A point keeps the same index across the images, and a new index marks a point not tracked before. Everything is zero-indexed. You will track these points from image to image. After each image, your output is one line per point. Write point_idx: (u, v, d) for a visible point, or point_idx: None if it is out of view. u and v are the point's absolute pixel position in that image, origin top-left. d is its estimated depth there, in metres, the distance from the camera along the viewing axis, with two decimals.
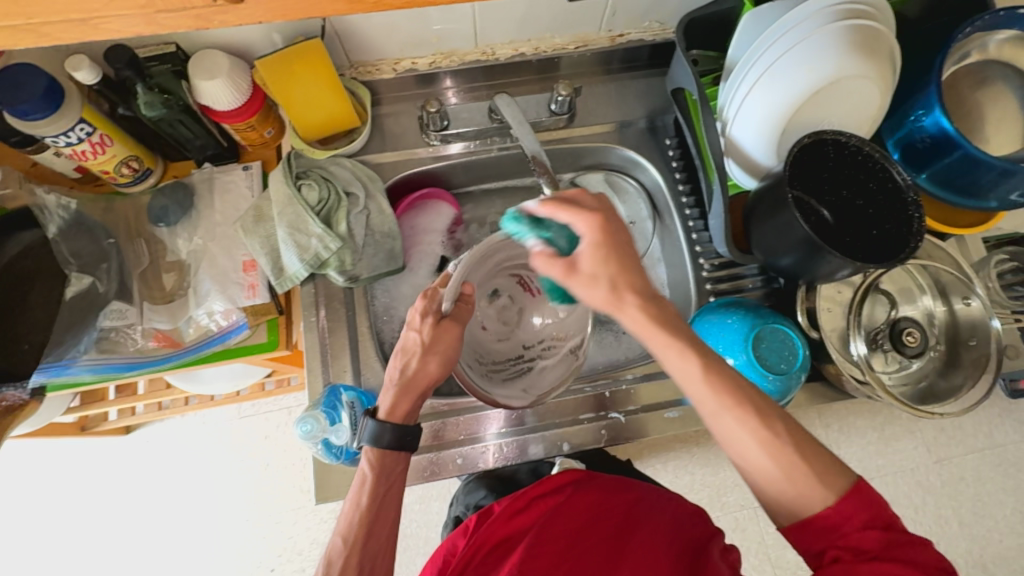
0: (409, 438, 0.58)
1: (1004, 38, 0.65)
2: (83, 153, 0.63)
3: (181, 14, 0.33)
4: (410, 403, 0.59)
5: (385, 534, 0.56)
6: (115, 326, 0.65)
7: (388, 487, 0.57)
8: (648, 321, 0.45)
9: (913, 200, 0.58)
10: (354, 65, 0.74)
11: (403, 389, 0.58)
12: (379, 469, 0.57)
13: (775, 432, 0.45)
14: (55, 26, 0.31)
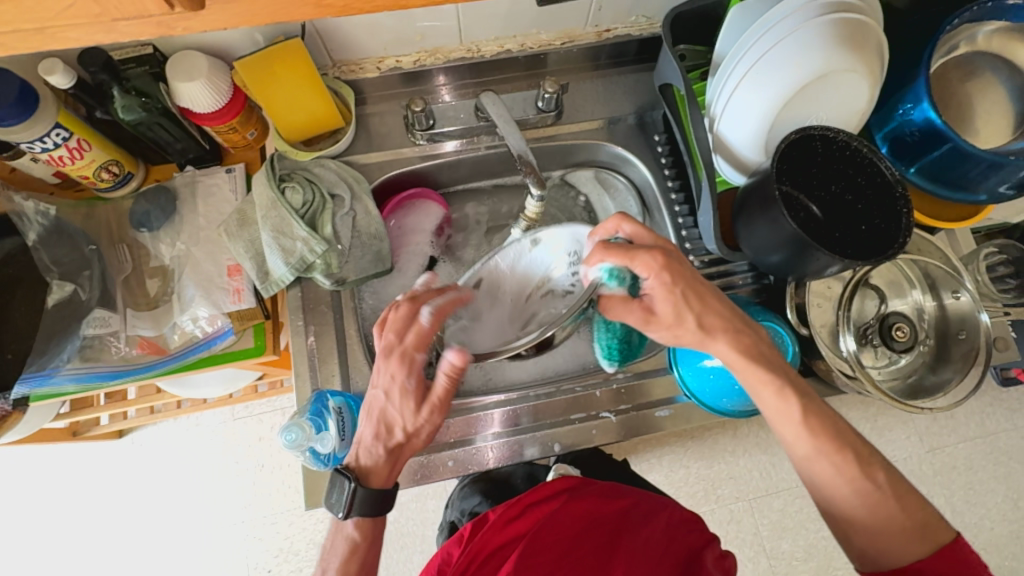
0: (387, 501, 0.57)
1: (992, 30, 0.65)
2: (61, 158, 0.61)
3: (141, 22, 0.32)
4: (386, 469, 0.56)
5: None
6: (98, 334, 0.64)
7: (372, 554, 0.57)
8: (740, 353, 0.55)
9: (902, 195, 0.57)
10: (337, 64, 0.73)
11: (391, 456, 0.57)
12: (365, 532, 0.56)
13: (876, 480, 0.51)
14: (10, 36, 0.31)
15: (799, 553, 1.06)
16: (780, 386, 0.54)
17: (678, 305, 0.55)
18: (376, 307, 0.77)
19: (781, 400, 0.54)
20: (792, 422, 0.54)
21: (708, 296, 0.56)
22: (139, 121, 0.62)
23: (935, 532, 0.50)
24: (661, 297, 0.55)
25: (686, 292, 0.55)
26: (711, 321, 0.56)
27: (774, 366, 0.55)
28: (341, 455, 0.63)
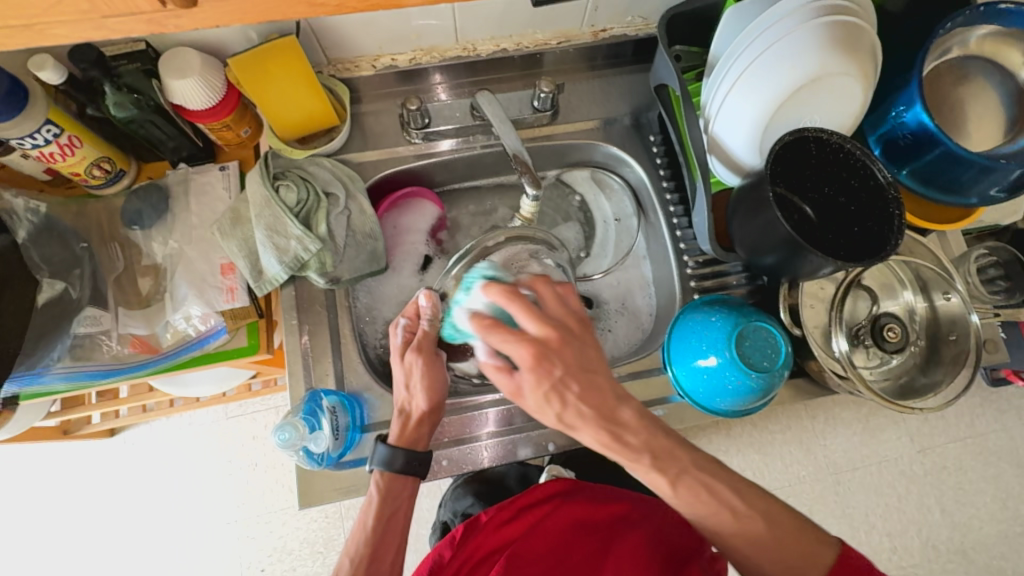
0: (417, 464, 0.61)
1: (985, 34, 0.65)
2: (51, 155, 0.61)
3: (132, 19, 0.31)
4: (409, 430, 0.61)
5: (390, 557, 0.58)
6: (90, 333, 0.63)
7: (394, 511, 0.59)
8: (603, 447, 0.52)
9: (894, 198, 0.57)
10: (333, 62, 0.73)
11: (414, 420, 0.62)
12: (389, 489, 0.60)
13: (749, 505, 0.52)
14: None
15: None
16: (652, 458, 0.52)
17: (550, 396, 0.49)
18: (370, 305, 0.77)
19: (650, 479, 0.53)
20: (663, 485, 0.52)
21: (585, 384, 0.50)
22: (131, 118, 0.63)
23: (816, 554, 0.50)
24: (528, 393, 0.49)
25: (551, 391, 0.49)
26: (576, 415, 0.50)
27: (652, 437, 0.52)
28: (334, 454, 0.63)
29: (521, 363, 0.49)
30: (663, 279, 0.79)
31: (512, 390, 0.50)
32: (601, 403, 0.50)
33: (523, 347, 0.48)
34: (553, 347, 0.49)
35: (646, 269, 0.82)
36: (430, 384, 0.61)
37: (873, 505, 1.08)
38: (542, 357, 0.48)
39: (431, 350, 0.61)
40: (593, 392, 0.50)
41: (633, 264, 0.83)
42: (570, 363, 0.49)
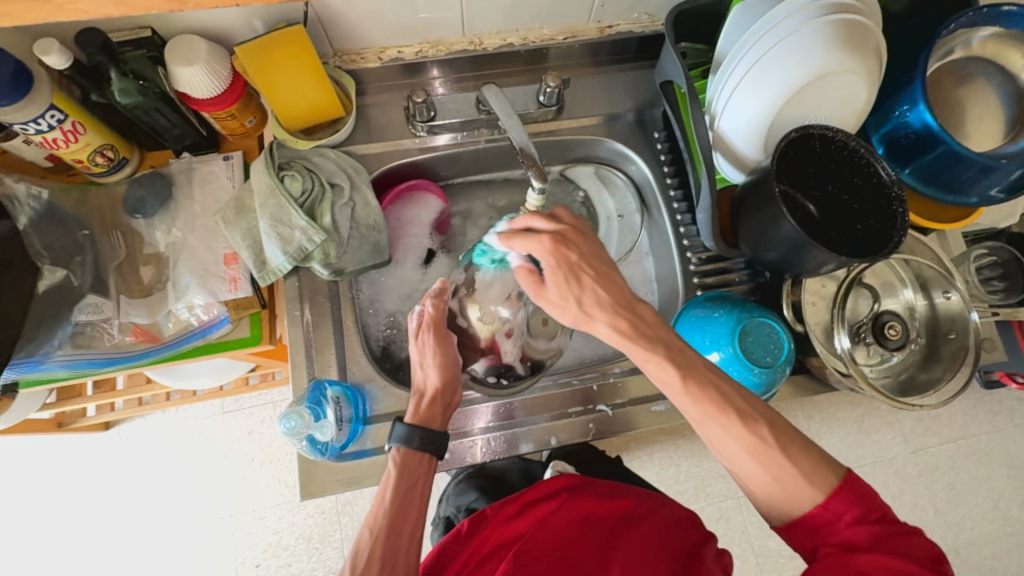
0: (433, 444, 0.61)
1: (987, 35, 0.66)
2: (55, 141, 0.60)
3: None
4: (426, 409, 0.63)
5: (408, 531, 0.56)
6: (91, 320, 0.63)
7: (411, 485, 0.59)
8: (618, 335, 0.54)
9: (897, 195, 0.57)
10: (338, 53, 0.73)
11: (430, 399, 0.63)
12: (406, 465, 0.60)
13: (761, 439, 0.50)
14: (18, 6, 0.31)
15: (787, 550, 1.08)
16: (666, 350, 0.53)
17: (565, 282, 0.53)
18: (373, 298, 0.77)
19: (659, 372, 0.53)
20: (675, 383, 0.53)
21: (599, 271, 0.54)
22: (136, 105, 0.62)
23: (822, 479, 0.49)
24: (549, 278, 0.53)
25: (570, 275, 0.53)
26: (594, 300, 0.54)
27: (664, 331, 0.54)
28: (338, 445, 0.64)
29: (539, 254, 0.53)
30: (666, 275, 0.79)
31: (552, 303, 0.55)
32: (610, 283, 0.54)
33: (545, 236, 0.53)
34: (573, 235, 0.54)
35: (649, 265, 0.83)
36: (442, 361, 0.63)
37: None
38: (560, 243, 0.53)
39: (442, 331, 0.64)
40: (611, 282, 0.54)
41: (636, 260, 0.83)
42: (585, 250, 0.54)
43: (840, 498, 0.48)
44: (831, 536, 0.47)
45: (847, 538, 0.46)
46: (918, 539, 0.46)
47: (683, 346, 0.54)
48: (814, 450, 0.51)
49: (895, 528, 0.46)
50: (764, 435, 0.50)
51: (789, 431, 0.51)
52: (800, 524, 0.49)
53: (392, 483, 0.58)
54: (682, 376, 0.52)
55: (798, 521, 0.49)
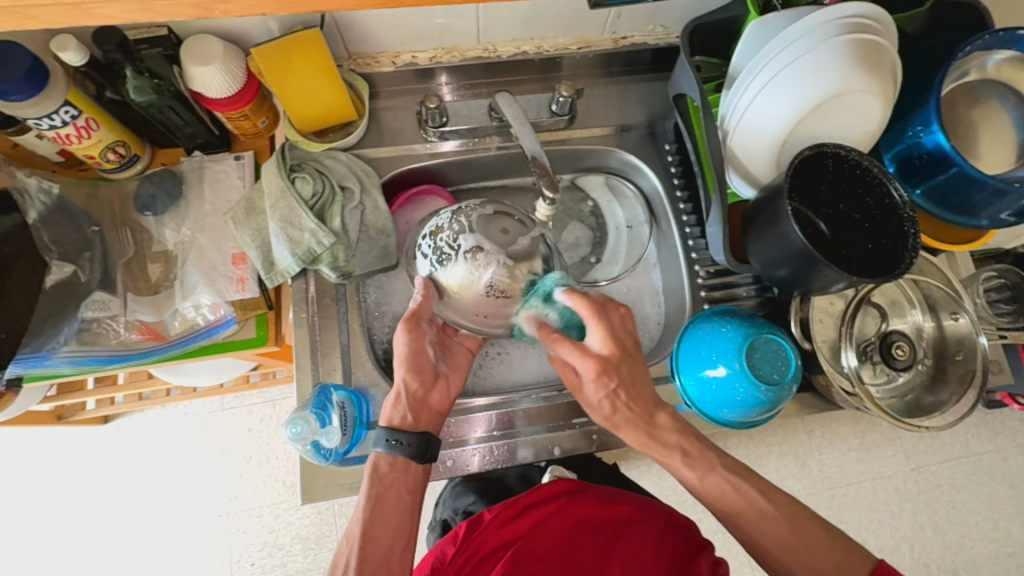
0: (416, 446, 0.59)
1: (1003, 58, 0.65)
2: (67, 136, 0.60)
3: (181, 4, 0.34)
4: (394, 408, 0.60)
5: (387, 539, 0.56)
6: (97, 317, 0.63)
7: (382, 490, 0.57)
8: (642, 445, 0.60)
9: (909, 217, 0.58)
10: (353, 56, 0.73)
11: (399, 399, 0.60)
12: (378, 472, 0.58)
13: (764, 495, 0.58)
14: (43, 10, 0.32)
15: None
16: (682, 455, 0.60)
17: (608, 396, 0.58)
18: (380, 301, 0.76)
19: (680, 471, 0.60)
20: (693, 478, 0.60)
21: (637, 393, 0.59)
22: (150, 103, 0.62)
23: (853, 566, 0.53)
24: (590, 394, 0.58)
25: (611, 398, 0.58)
26: (624, 419, 0.59)
27: (685, 438, 0.60)
28: (342, 450, 0.63)
29: (583, 374, 0.57)
30: (673, 288, 0.79)
31: (585, 403, 0.60)
32: (639, 396, 0.59)
33: (591, 362, 0.56)
34: (618, 365, 0.57)
35: (655, 276, 0.82)
36: (411, 357, 0.60)
37: (866, 522, 1.09)
38: (605, 369, 0.57)
39: (416, 322, 0.60)
40: (638, 397, 0.59)
41: (643, 271, 0.82)
42: (626, 375, 0.58)
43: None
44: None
45: None
46: None
47: (703, 448, 0.60)
48: (846, 542, 0.55)
49: None
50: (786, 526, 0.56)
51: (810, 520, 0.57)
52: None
53: (368, 489, 0.57)
54: (697, 448, 0.60)
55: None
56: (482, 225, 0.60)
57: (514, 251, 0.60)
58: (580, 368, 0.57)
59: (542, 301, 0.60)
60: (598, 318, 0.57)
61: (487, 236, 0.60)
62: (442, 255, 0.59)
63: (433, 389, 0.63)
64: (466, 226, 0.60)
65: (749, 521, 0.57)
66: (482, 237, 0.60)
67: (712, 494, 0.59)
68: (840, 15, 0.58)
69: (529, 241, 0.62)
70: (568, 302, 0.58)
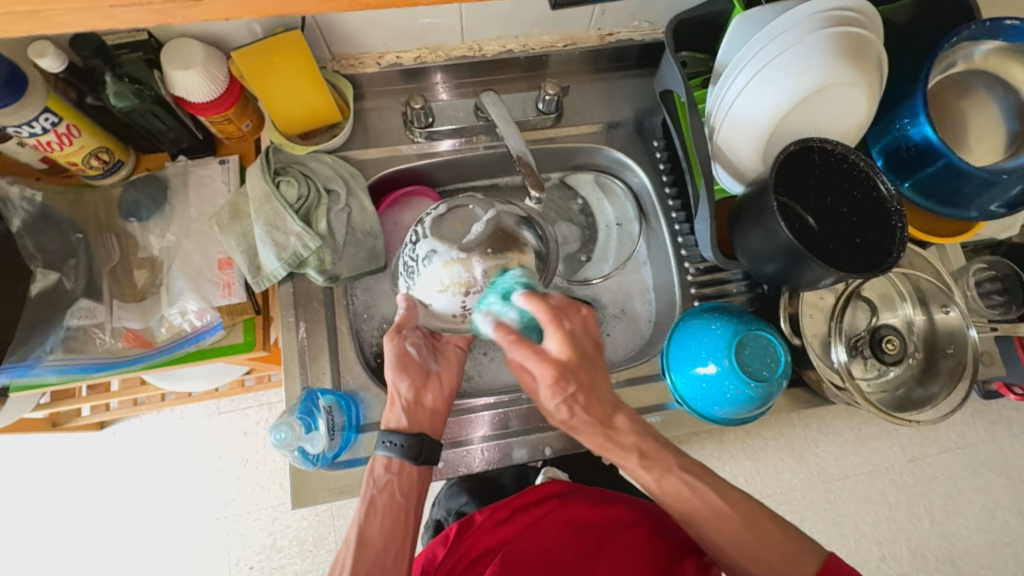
0: (414, 448, 0.59)
1: (990, 48, 0.65)
2: (49, 144, 0.60)
3: (143, 9, 0.34)
4: (391, 411, 0.60)
5: (381, 539, 0.56)
6: (84, 325, 0.62)
7: (382, 495, 0.57)
8: (597, 449, 0.58)
9: (896, 210, 0.57)
10: (337, 57, 0.72)
11: (395, 402, 0.60)
12: (378, 475, 0.58)
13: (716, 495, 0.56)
14: (3, 19, 0.32)
15: None
16: (640, 456, 0.57)
17: (566, 403, 0.54)
18: (368, 303, 0.75)
19: (637, 473, 0.58)
20: (649, 481, 0.58)
21: (595, 395, 0.55)
22: (131, 109, 0.62)
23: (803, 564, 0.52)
24: (544, 397, 0.55)
25: (564, 401, 0.54)
26: (581, 423, 0.57)
27: (643, 440, 0.58)
28: (330, 455, 0.63)
29: (540, 380, 0.53)
30: (663, 285, 0.79)
31: (544, 405, 0.56)
32: (597, 400, 0.56)
33: (549, 370, 0.52)
34: (575, 372, 0.53)
35: (645, 273, 0.82)
36: (404, 363, 0.60)
37: (864, 514, 1.09)
38: (562, 377, 0.52)
39: (403, 329, 0.60)
40: (597, 402, 0.56)
41: (633, 269, 0.82)
42: (585, 379, 0.54)
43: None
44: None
45: None
46: None
47: (660, 448, 0.58)
48: (797, 539, 0.54)
49: None
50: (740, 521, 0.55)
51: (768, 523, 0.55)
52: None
53: (364, 493, 0.57)
54: (655, 449, 0.58)
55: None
56: (439, 228, 0.61)
57: (465, 242, 0.60)
58: (538, 375, 0.52)
59: (500, 300, 0.55)
60: (556, 323, 0.52)
61: (444, 236, 0.61)
62: (411, 269, 0.61)
63: (428, 389, 0.62)
64: (422, 234, 0.62)
65: (705, 521, 0.55)
66: (440, 239, 0.60)
67: (668, 494, 0.57)
68: (824, 8, 0.58)
69: (482, 226, 0.61)
70: (527, 306, 0.53)
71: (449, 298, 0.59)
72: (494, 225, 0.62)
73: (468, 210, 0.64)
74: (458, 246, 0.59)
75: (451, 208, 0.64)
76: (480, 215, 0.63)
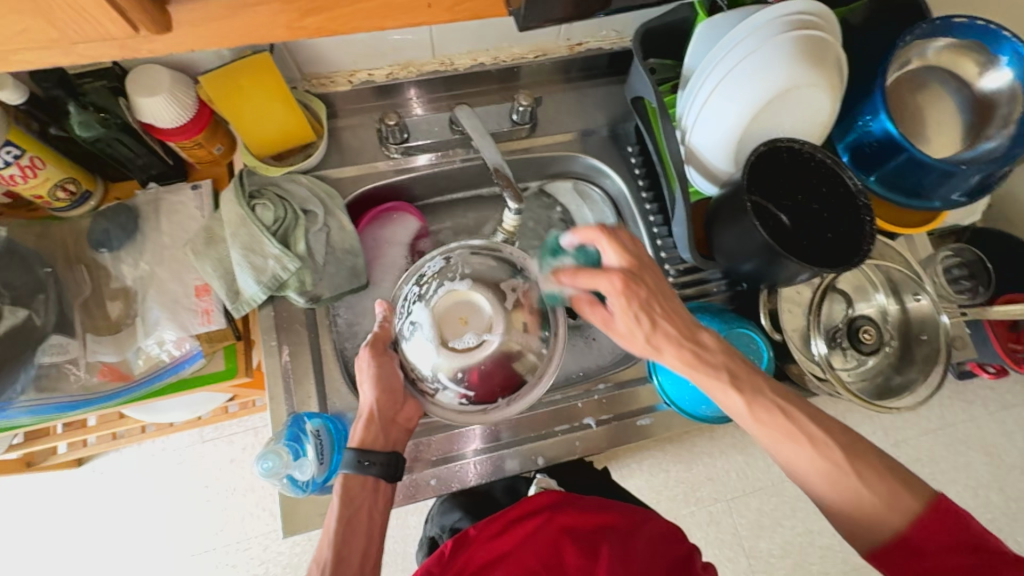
0: (383, 465, 0.59)
1: (942, 45, 0.68)
2: (12, 177, 0.58)
3: (103, 45, 0.34)
4: (364, 430, 0.60)
5: (358, 556, 0.55)
6: (56, 362, 0.61)
7: (354, 512, 0.57)
8: (685, 364, 0.54)
9: (865, 204, 0.60)
10: (308, 77, 0.72)
11: (369, 421, 0.61)
12: (348, 491, 0.58)
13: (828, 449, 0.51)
14: None
15: (777, 550, 1.10)
16: (731, 376, 0.53)
17: (641, 316, 0.55)
18: (351, 321, 0.75)
19: (725, 398, 0.53)
20: (740, 407, 0.53)
21: (668, 306, 0.55)
22: (98, 138, 0.61)
23: (905, 504, 0.48)
24: (619, 316, 0.55)
25: (641, 312, 0.54)
26: (662, 335, 0.55)
27: (731, 358, 0.54)
28: (320, 480, 0.61)
29: (609, 295, 0.55)
30: None
31: (622, 337, 0.56)
32: (672, 322, 0.55)
33: (617, 275, 0.54)
34: (642, 274, 0.56)
35: None
36: (380, 379, 0.62)
37: None
38: (632, 282, 0.54)
39: (381, 350, 0.63)
40: (677, 314, 0.56)
41: None
42: (654, 286, 0.56)
43: (928, 528, 0.47)
44: (918, 565, 0.46)
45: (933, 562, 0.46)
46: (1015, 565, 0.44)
47: (751, 369, 0.54)
48: (900, 477, 0.49)
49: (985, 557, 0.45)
50: (840, 460, 0.49)
51: (869, 457, 0.50)
52: (888, 549, 0.48)
53: (338, 511, 0.56)
54: (745, 370, 0.54)
55: (883, 550, 0.48)
56: (445, 308, 0.64)
57: (453, 341, 0.62)
58: (607, 289, 0.55)
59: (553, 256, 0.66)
60: (609, 235, 0.57)
61: (439, 326, 0.63)
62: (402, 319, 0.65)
63: (404, 408, 0.63)
64: (428, 296, 0.65)
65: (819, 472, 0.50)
66: (434, 321, 0.63)
67: (762, 424, 0.52)
68: (784, 14, 0.60)
69: (475, 340, 0.62)
70: (576, 238, 0.59)
71: (414, 360, 0.63)
72: (488, 344, 0.62)
73: (479, 305, 0.65)
74: (444, 350, 0.62)
75: (469, 293, 0.65)
76: (489, 325, 0.64)
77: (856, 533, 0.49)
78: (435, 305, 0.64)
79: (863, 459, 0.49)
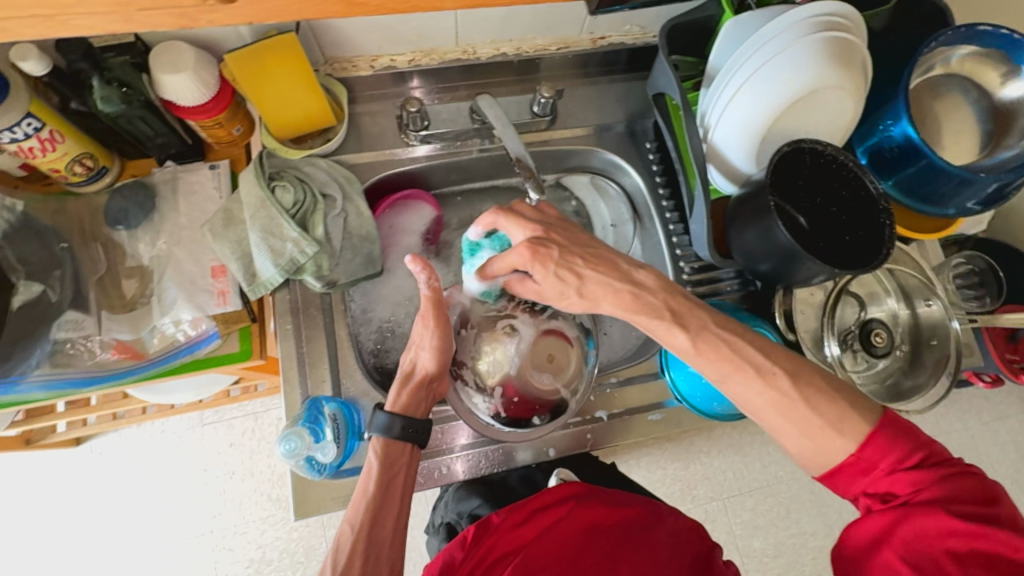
0: (416, 431, 0.60)
1: (965, 54, 0.68)
2: (31, 150, 0.57)
3: (168, 11, 0.38)
4: (409, 395, 0.61)
5: (393, 522, 0.56)
6: (70, 337, 0.60)
7: (392, 478, 0.57)
8: (625, 309, 0.55)
9: (885, 208, 0.58)
10: (329, 61, 0.72)
11: (419, 387, 0.62)
12: (388, 455, 0.58)
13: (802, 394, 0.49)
14: (32, 24, 0.36)
15: (770, 549, 1.11)
16: (673, 315, 0.54)
17: (561, 279, 0.57)
18: (365, 307, 0.75)
19: (670, 338, 0.54)
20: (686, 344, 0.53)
21: (584, 256, 0.57)
22: (119, 114, 0.60)
23: (856, 424, 0.47)
24: (542, 282, 0.57)
25: (560, 268, 0.56)
26: (592, 283, 0.56)
27: (671, 296, 0.55)
28: (337, 463, 0.62)
29: (524, 265, 0.57)
30: None
31: (560, 300, 0.58)
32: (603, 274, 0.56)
33: (521, 245, 0.57)
34: (548, 236, 0.58)
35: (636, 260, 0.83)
36: (442, 349, 0.62)
37: (846, 502, 1.14)
38: (538, 246, 0.57)
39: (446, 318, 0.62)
40: (602, 262, 0.57)
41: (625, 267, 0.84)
42: (563, 243, 0.58)
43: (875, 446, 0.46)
44: (868, 484, 0.46)
45: (884, 489, 0.45)
46: (960, 483, 0.44)
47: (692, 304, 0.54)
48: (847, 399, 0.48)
49: (935, 475, 0.44)
50: (788, 389, 0.49)
51: (814, 380, 0.49)
52: (840, 471, 0.47)
53: (375, 476, 0.57)
54: (687, 307, 0.54)
55: (834, 473, 0.47)
56: (541, 340, 0.68)
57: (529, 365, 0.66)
58: (523, 262, 0.57)
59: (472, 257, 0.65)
60: (504, 212, 0.61)
61: (528, 350, 0.67)
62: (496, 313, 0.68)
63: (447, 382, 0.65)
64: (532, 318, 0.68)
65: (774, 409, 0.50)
66: (528, 344, 0.67)
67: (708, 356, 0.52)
68: (814, 14, 0.60)
69: (546, 382, 0.66)
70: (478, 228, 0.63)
71: (485, 347, 0.66)
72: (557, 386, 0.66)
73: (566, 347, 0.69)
74: (521, 371, 0.66)
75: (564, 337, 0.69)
76: (566, 370, 0.68)
77: (807, 458, 0.49)
78: (533, 323, 0.68)
79: (806, 381, 0.49)
